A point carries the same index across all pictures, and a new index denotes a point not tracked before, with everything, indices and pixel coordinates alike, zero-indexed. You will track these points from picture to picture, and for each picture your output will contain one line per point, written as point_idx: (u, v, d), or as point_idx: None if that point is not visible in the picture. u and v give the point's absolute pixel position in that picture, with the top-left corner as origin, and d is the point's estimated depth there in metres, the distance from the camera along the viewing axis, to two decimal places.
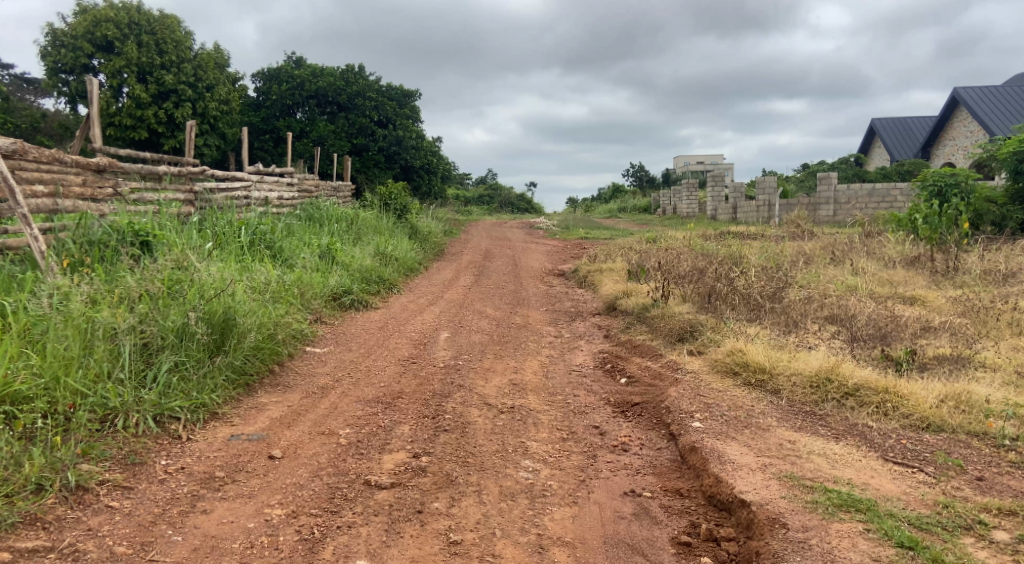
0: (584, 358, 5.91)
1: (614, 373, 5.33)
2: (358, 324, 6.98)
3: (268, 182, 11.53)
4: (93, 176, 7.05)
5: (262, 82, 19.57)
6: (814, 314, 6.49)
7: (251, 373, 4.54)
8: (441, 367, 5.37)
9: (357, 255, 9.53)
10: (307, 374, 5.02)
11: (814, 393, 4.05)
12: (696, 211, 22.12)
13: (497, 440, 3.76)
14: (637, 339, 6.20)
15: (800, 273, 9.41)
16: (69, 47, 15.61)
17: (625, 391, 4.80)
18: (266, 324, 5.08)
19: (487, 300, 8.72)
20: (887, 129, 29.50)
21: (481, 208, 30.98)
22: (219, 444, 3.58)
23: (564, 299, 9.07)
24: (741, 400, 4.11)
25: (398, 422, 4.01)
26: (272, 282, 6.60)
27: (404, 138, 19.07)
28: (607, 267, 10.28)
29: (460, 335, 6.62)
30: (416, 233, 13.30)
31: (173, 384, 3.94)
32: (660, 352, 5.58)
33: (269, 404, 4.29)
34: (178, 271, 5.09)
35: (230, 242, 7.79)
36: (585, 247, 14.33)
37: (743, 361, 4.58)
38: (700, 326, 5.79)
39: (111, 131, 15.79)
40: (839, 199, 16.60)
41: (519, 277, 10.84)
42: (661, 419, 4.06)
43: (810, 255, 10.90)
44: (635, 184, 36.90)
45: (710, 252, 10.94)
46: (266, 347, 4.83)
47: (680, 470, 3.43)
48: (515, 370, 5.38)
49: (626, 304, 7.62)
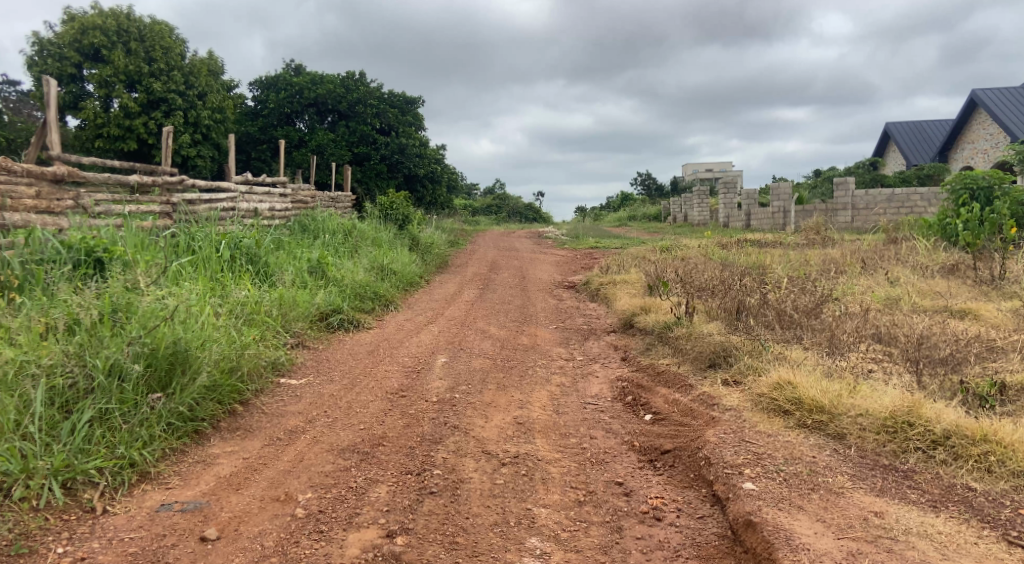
0: (601, 387, 5.12)
1: (636, 409, 4.54)
2: (344, 349, 6.20)
3: (258, 192, 10.82)
4: (50, 186, 6.37)
5: (259, 90, 18.94)
6: (861, 331, 5.69)
7: (202, 419, 3.80)
8: (433, 402, 4.59)
9: (350, 269, 8.77)
10: (275, 414, 4.26)
11: (890, 442, 3.27)
12: (708, 218, 21.32)
13: (496, 506, 2.99)
14: (660, 364, 5.41)
15: (833, 284, 8.59)
16: (55, 57, 15.06)
17: (653, 433, 4.00)
18: (228, 356, 4.33)
19: (491, 317, 7.94)
20: (903, 133, 28.62)
21: (488, 218, 30.32)
22: (141, 519, 2.86)
23: (574, 315, 8.29)
24: (801, 449, 3.33)
25: (374, 481, 3.24)
26: (246, 304, 5.89)
27: (407, 146, 18.39)
28: (620, 280, 9.51)
29: (459, 360, 5.84)
30: (417, 244, 12.55)
31: (96, 438, 3.23)
32: (689, 380, 4.79)
33: (221, 457, 3.56)
34: (128, 293, 4.39)
35: (208, 257, 7.07)
36: (596, 257, 13.54)
37: (796, 398, 3.78)
38: (734, 350, 5.01)
39: (99, 142, 15.26)
40: (858, 205, 15.77)
41: (526, 290, 10.08)
42: (701, 474, 3.26)
43: (839, 264, 10.08)
44: (644, 193, 36.11)
45: (730, 262, 10.17)
46: (224, 384, 4.11)
47: (733, 552, 2.67)
48: (521, 405, 4.59)
49: (644, 323, 6.84)
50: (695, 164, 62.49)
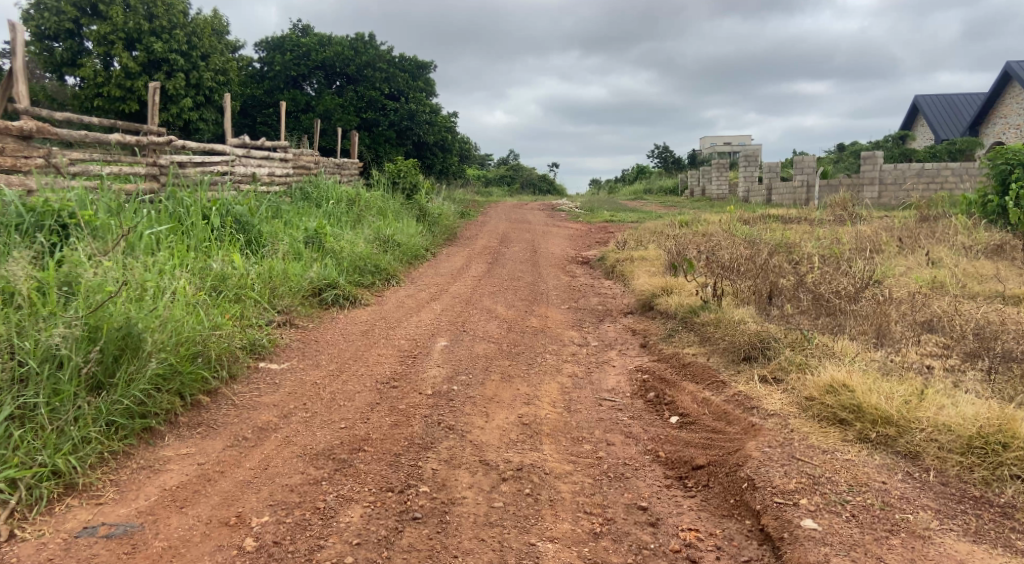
0: (619, 380, 4.53)
1: (661, 407, 3.96)
2: (336, 328, 5.63)
3: (257, 155, 10.19)
4: (16, 142, 5.76)
5: (265, 51, 18.25)
6: (912, 321, 5.07)
7: (154, 413, 3.25)
8: (428, 395, 4.02)
9: (350, 239, 8.19)
10: (246, 407, 3.71)
11: (980, 468, 2.72)
12: (727, 192, 20.52)
13: (494, 541, 2.48)
14: (686, 354, 4.82)
15: (869, 264, 7.92)
16: (52, 11, 14.45)
17: (680, 440, 3.42)
18: (190, 338, 3.76)
19: (498, 294, 7.35)
20: (931, 106, 27.47)
21: (501, 189, 29.59)
22: (53, 549, 2.38)
23: (589, 294, 7.67)
24: (866, 473, 2.76)
25: (347, 499, 2.70)
26: (226, 279, 5.33)
27: (416, 112, 17.58)
28: (638, 256, 8.89)
29: (461, 344, 5.26)
30: (426, 215, 11.93)
31: (13, 441, 2.69)
32: (721, 376, 4.19)
33: (173, 462, 3.02)
34: (81, 261, 3.82)
35: (191, 223, 6.51)
36: (611, 231, 12.89)
37: (855, 405, 3.19)
38: (773, 342, 4.39)
39: (98, 102, 14.75)
40: (885, 180, 14.94)
41: (538, 265, 9.47)
42: (744, 500, 2.69)
43: (874, 241, 9.38)
44: (661, 166, 35.10)
45: (754, 238, 9.53)
46: (186, 371, 3.55)
47: None
48: (528, 401, 4.02)
49: (665, 305, 6.24)
50: (712, 138, 61.20)
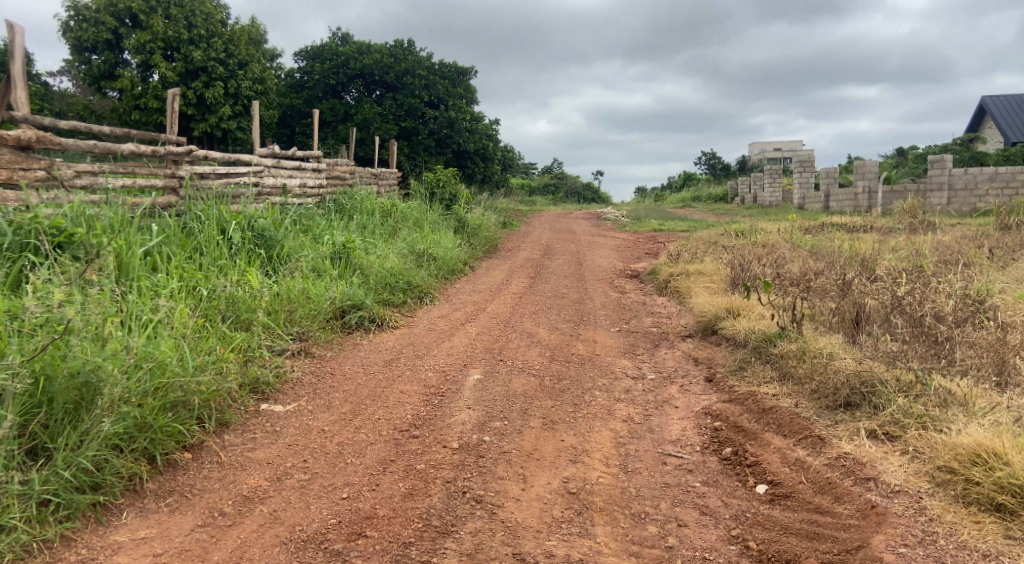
0: (684, 428, 3.76)
1: (743, 468, 3.19)
2: (356, 358, 4.96)
3: (289, 164, 9.65)
4: (13, 154, 5.24)
5: (305, 60, 17.94)
6: None
7: (102, 484, 2.63)
8: (453, 450, 3.30)
9: (380, 254, 7.57)
10: (233, 465, 3.03)
11: None
12: (781, 199, 19.38)
13: None
14: (765, 395, 4.01)
15: (960, 278, 6.93)
16: (91, 22, 14.33)
17: (775, 523, 2.67)
18: (168, 382, 3.09)
19: (541, 315, 6.62)
20: (999, 108, 25.70)
21: (545, 198, 28.83)
22: None
23: (641, 314, 6.86)
24: None
25: None
26: (235, 304, 4.74)
27: (456, 120, 17.03)
28: (694, 270, 8.04)
29: (497, 378, 4.54)
30: (464, 226, 11.25)
31: None
32: (815, 430, 3.38)
33: (123, 553, 2.41)
34: (46, 287, 3.21)
35: (204, 236, 5.93)
36: (661, 242, 12.00)
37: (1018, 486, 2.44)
38: (878, 384, 3.58)
39: (136, 113, 14.57)
40: (956, 184, 13.64)
41: (583, 280, 8.70)
42: None
43: (961, 251, 8.32)
44: (710, 172, 33.87)
45: (821, 250, 8.59)
46: (158, 426, 2.91)
47: None
48: (577, 457, 3.27)
49: (731, 330, 5.41)
50: (762, 144, 59.43)
